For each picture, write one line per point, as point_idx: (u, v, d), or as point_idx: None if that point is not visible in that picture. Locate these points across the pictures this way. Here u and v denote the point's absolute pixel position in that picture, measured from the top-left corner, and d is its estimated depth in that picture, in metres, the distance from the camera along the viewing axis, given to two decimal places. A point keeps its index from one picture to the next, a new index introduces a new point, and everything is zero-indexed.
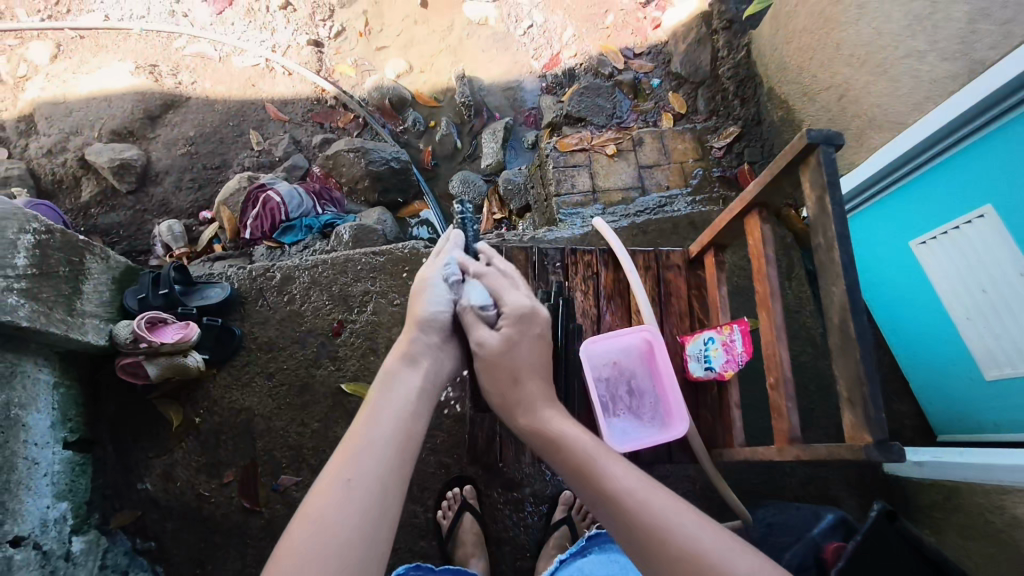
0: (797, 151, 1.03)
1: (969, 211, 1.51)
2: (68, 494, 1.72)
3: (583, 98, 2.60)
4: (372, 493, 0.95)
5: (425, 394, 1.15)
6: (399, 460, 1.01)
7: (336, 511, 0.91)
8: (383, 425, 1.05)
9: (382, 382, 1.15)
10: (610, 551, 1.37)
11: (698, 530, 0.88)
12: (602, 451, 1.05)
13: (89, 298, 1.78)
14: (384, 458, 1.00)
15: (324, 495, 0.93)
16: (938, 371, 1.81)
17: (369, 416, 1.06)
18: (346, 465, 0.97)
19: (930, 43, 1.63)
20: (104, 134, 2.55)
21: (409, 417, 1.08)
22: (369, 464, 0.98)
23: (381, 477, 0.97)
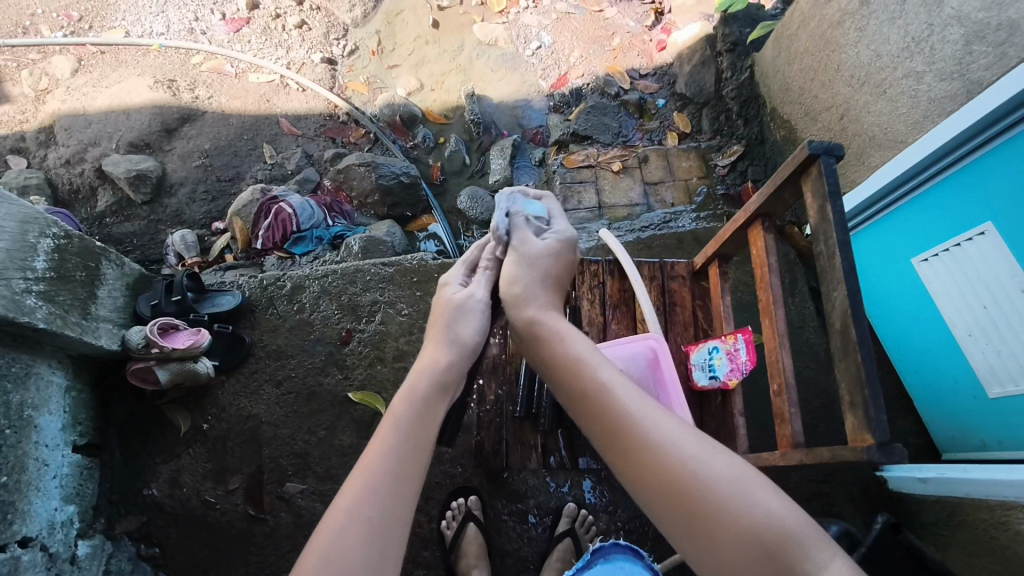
0: (799, 162, 1.06)
1: (969, 229, 1.54)
2: (75, 498, 1.70)
3: (590, 117, 2.68)
4: (385, 529, 0.94)
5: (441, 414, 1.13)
6: (409, 487, 1.00)
7: (347, 546, 0.90)
8: (397, 450, 1.03)
9: (401, 399, 1.12)
10: (615, 558, 1.34)
11: (722, 470, 0.88)
12: (621, 387, 1.04)
13: (103, 303, 1.81)
14: (396, 487, 0.99)
15: (336, 529, 0.92)
16: (942, 388, 1.82)
17: (381, 438, 1.04)
18: (360, 495, 0.96)
19: (927, 64, 1.67)
20: (123, 146, 2.61)
21: (422, 440, 1.07)
22: (382, 493, 0.97)
23: (393, 508, 0.97)
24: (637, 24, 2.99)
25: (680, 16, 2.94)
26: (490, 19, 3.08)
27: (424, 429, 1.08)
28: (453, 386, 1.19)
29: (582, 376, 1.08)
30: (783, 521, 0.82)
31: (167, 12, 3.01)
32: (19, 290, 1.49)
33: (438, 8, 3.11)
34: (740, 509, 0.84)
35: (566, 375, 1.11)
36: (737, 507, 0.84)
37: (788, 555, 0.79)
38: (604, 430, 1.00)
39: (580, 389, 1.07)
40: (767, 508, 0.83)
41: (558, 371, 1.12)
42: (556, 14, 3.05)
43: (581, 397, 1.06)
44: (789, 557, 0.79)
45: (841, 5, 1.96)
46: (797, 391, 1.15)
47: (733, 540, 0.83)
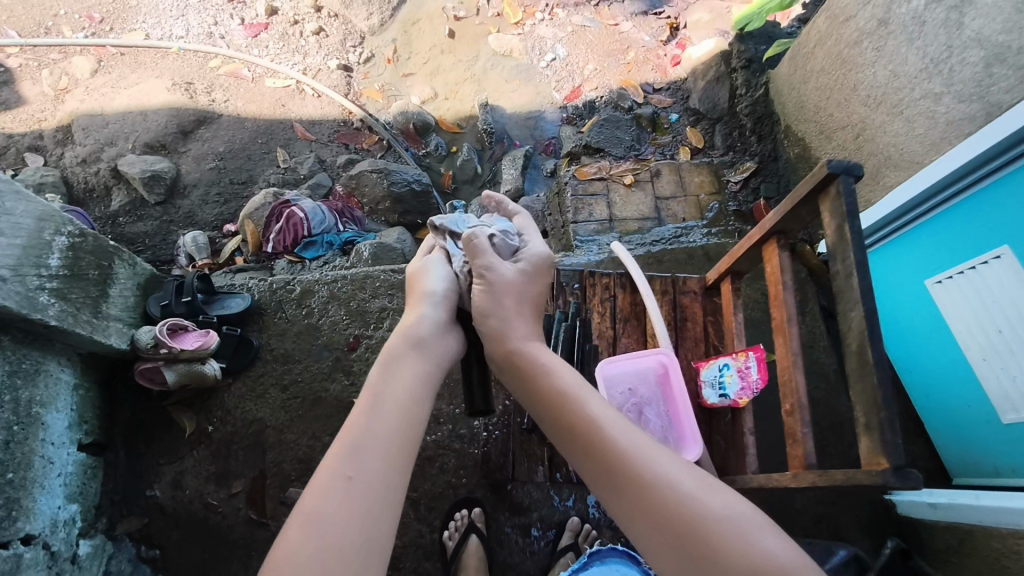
0: (818, 180, 1.06)
1: (986, 252, 1.52)
2: (78, 497, 1.69)
3: (603, 129, 2.67)
4: (374, 491, 0.91)
5: (430, 378, 1.12)
6: (397, 449, 0.98)
7: (336, 509, 0.88)
8: (384, 414, 1.00)
9: (385, 366, 1.09)
10: (612, 564, 1.40)
11: (718, 507, 0.85)
12: (613, 420, 1.00)
13: (114, 302, 1.81)
14: (384, 451, 0.96)
15: (321, 492, 0.90)
16: (953, 413, 1.79)
17: (366, 405, 1.01)
18: (345, 458, 0.93)
19: (946, 85, 1.66)
20: (138, 147, 2.64)
21: (407, 401, 1.04)
22: (371, 457, 0.95)
23: (382, 469, 0.94)
24: (652, 39, 3.01)
25: (696, 31, 2.97)
26: (506, 30, 3.10)
27: (415, 397, 1.06)
28: (434, 347, 1.17)
29: (573, 412, 1.04)
30: (784, 561, 0.78)
31: (187, 16, 3.04)
32: (33, 287, 1.49)
33: (454, 19, 3.14)
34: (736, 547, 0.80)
35: (551, 408, 1.08)
36: (739, 543, 0.81)
37: None
38: (596, 465, 0.97)
39: (571, 429, 1.03)
40: (764, 544, 0.81)
41: (549, 407, 1.08)
42: (571, 27, 3.07)
43: (569, 430, 1.03)
44: None
45: (859, 25, 1.96)
46: (809, 411, 1.14)
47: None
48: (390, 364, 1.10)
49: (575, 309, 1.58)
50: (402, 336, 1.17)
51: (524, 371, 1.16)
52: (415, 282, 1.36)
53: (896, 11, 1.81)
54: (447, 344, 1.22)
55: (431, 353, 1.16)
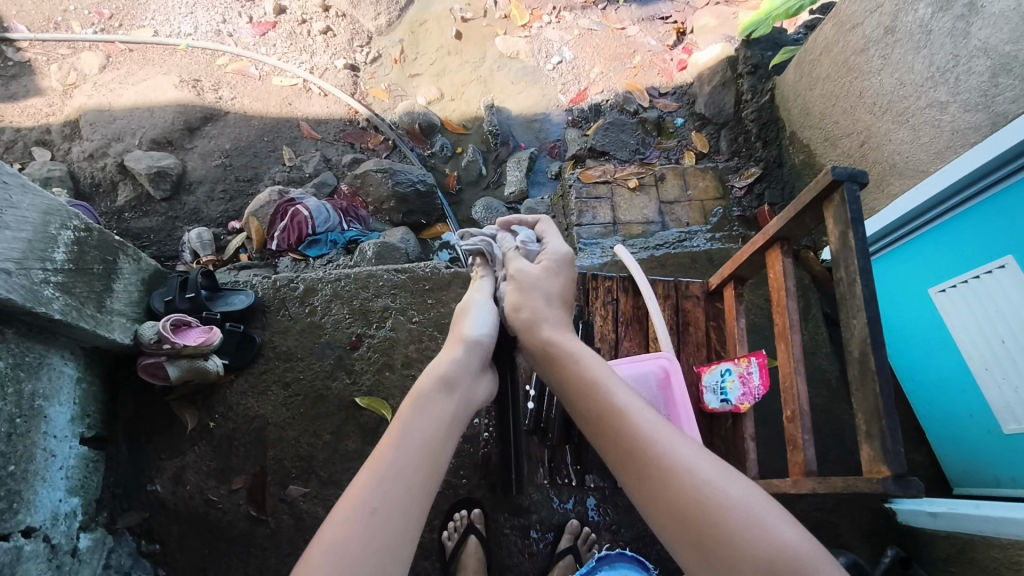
0: (823, 186, 1.06)
1: (990, 261, 1.52)
2: (79, 490, 1.70)
3: (608, 133, 2.67)
4: (396, 529, 0.91)
5: (458, 417, 1.11)
6: (422, 487, 0.98)
7: (357, 545, 0.88)
8: (410, 449, 1.00)
9: (413, 401, 1.08)
10: (618, 567, 1.37)
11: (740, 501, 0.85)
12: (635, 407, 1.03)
13: (118, 297, 1.82)
14: (410, 489, 0.96)
15: (344, 525, 0.90)
16: (954, 421, 1.79)
17: (393, 439, 1.01)
18: (369, 493, 0.94)
19: (952, 94, 1.66)
20: (145, 143, 2.65)
21: (436, 438, 1.04)
22: (397, 497, 0.94)
23: (407, 507, 0.94)
24: (658, 43, 3.02)
25: (702, 36, 2.98)
26: (512, 32, 3.10)
27: (443, 437, 1.05)
28: (464, 388, 1.16)
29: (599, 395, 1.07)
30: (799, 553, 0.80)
31: (195, 13, 3.06)
32: (37, 281, 1.50)
33: (461, 20, 3.14)
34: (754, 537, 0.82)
35: (580, 395, 1.10)
36: (758, 540, 0.82)
37: None
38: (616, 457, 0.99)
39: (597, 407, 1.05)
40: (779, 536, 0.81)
41: (579, 392, 1.11)
42: (578, 31, 3.08)
43: (593, 415, 1.05)
44: None
45: (866, 33, 1.96)
46: (810, 417, 1.14)
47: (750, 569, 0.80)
48: (421, 399, 1.09)
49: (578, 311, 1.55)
50: (434, 375, 1.15)
51: (550, 355, 1.20)
52: (458, 327, 1.31)
53: (902, 20, 1.81)
54: (473, 377, 1.19)
55: (462, 395, 1.14)
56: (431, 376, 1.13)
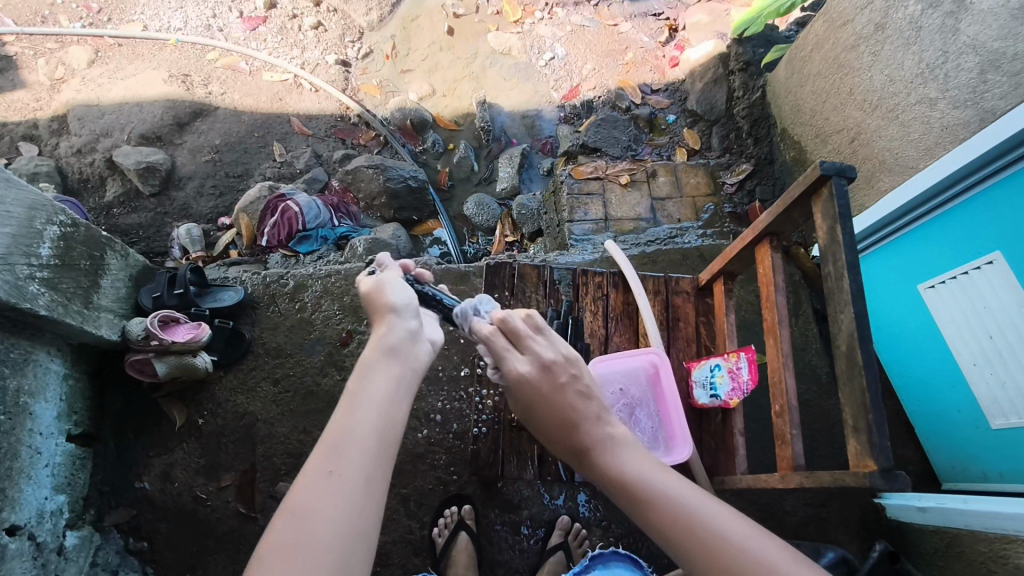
0: (811, 181, 1.06)
1: (978, 257, 1.52)
2: (66, 487, 1.69)
3: (600, 129, 2.66)
4: (356, 492, 0.89)
5: (408, 379, 1.07)
6: (380, 447, 0.95)
7: (319, 508, 0.85)
8: (365, 414, 0.97)
9: (357, 373, 1.04)
10: (613, 566, 1.37)
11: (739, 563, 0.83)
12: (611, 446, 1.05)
13: (105, 293, 1.80)
14: (367, 452, 0.93)
15: (304, 490, 0.87)
16: (943, 417, 1.80)
17: (348, 407, 0.98)
18: (327, 457, 0.91)
19: (941, 91, 1.67)
20: (134, 138, 2.63)
21: (387, 401, 1.01)
22: (356, 461, 0.91)
23: (367, 469, 0.91)
24: (650, 40, 3.01)
25: (695, 34, 2.98)
26: (505, 28, 3.09)
27: (396, 402, 1.02)
28: (410, 350, 1.11)
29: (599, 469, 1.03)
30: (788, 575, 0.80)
31: (185, 7, 3.03)
32: (22, 276, 1.48)
33: (453, 16, 3.13)
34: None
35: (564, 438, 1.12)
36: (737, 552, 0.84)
37: None
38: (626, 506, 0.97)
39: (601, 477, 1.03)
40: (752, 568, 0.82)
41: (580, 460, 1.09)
42: (571, 27, 3.07)
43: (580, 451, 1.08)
44: None
45: (856, 29, 1.96)
46: (799, 412, 1.14)
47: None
48: (365, 368, 1.05)
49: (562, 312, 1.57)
50: (377, 346, 1.10)
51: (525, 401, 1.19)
52: (371, 302, 1.21)
53: (893, 16, 1.81)
54: (419, 350, 1.14)
55: (407, 358, 1.10)
56: (375, 347, 1.09)
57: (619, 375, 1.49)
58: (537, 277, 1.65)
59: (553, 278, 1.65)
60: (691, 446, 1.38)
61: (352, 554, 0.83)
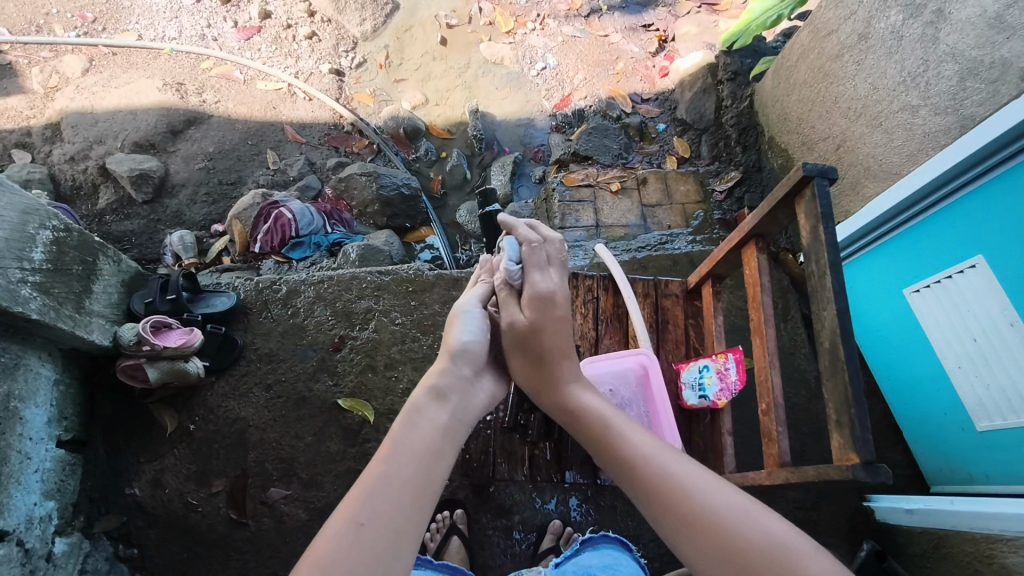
0: (794, 181, 1.08)
1: (961, 261, 1.56)
2: (55, 493, 1.68)
3: (591, 138, 2.70)
4: (384, 538, 0.87)
5: (450, 429, 1.06)
6: (417, 499, 0.93)
7: (341, 552, 0.84)
8: (403, 464, 0.96)
9: (406, 416, 1.05)
10: (603, 546, 1.40)
11: (775, 529, 0.84)
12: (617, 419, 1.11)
13: (97, 298, 1.81)
14: (397, 503, 0.91)
15: (331, 536, 0.86)
16: (931, 419, 1.82)
17: (386, 453, 0.98)
18: (358, 507, 0.89)
19: (923, 98, 1.70)
20: (127, 146, 2.64)
21: (428, 455, 0.99)
22: (389, 510, 0.90)
23: (398, 518, 0.89)
24: (640, 50, 3.06)
25: (684, 44, 3.02)
26: (497, 39, 3.13)
27: (438, 452, 1.01)
28: (458, 396, 1.12)
29: (631, 461, 1.01)
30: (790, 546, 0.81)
31: (180, 17, 3.06)
32: (15, 280, 1.49)
33: (446, 27, 3.17)
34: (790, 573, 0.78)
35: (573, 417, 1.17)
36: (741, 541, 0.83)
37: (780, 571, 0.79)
38: (645, 500, 0.96)
39: (630, 475, 1.00)
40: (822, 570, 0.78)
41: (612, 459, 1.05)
42: (562, 37, 3.11)
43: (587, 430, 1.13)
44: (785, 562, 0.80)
45: (840, 39, 2.00)
46: (785, 410, 1.16)
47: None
48: (413, 412, 1.06)
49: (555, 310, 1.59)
50: (427, 387, 1.12)
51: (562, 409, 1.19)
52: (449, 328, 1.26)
53: (875, 26, 1.85)
54: (474, 397, 1.16)
55: (456, 406, 1.11)
56: (425, 390, 1.11)
57: (608, 376, 1.49)
58: None
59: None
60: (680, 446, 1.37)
61: None
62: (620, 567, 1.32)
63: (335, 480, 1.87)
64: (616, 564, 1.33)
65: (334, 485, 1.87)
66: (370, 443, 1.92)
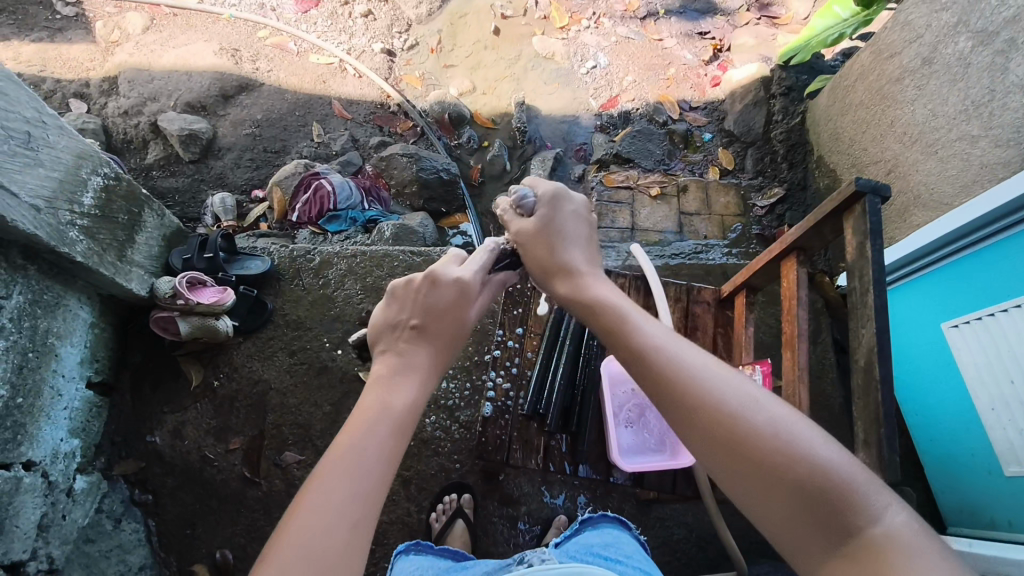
0: (845, 196, 1.05)
1: (1005, 300, 1.51)
2: (80, 432, 1.72)
3: (635, 141, 2.68)
4: (355, 503, 0.82)
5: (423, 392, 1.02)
6: (388, 467, 0.89)
7: (317, 531, 0.78)
8: (376, 431, 0.91)
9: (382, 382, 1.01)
10: (603, 527, 1.36)
11: (779, 412, 0.77)
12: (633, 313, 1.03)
13: (139, 249, 1.85)
14: (373, 470, 0.86)
15: (308, 507, 0.80)
16: (954, 455, 1.78)
17: (358, 420, 0.92)
18: (332, 473, 0.84)
19: (984, 129, 1.66)
20: (179, 105, 2.70)
21: (402, 422, 0.95)
22: (358, 472, 0.85)
23: (367, 484, 0.84)
24: (694, 57, 3.03)
25: (739, 55, 2.98)
26: (551, 33, 3.12)
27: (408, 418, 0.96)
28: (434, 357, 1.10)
29: (632, 345, 0.95)
30: (836, 473, 0.71)
31: None
32: (64, 222, 1.53)
33: (501, 17, 3.17)
34: (796, 454, 0.73)
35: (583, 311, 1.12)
36: (747, 422, 0.77)
37: (792, 452, 0.73)
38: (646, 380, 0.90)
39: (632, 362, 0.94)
40: (833, 460, 0.72)
41: (615, 344, 0.99)
42: (615, 38, 3.09)
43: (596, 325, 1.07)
44: (795, 450, 0.73)
45: (902, 62, 1.95)
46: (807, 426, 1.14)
47: (780, 490, 0.72)
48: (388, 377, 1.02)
49: None
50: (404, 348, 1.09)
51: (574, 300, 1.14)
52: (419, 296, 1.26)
53: (941, 51, 1.80)
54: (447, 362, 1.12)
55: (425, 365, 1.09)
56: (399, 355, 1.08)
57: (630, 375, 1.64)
58: None
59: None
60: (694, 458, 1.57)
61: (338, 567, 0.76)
62: (622, 545, 1.27)
63: None
64: (617, 543, 1.28)
65: None
66: None
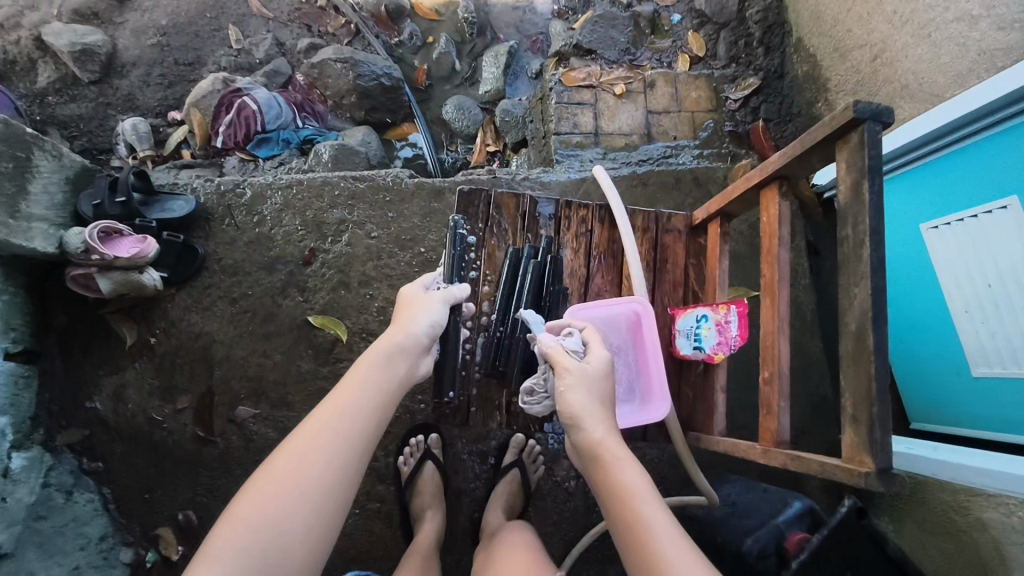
0: (839, 124, 0.89)
1: (992, 200, 1.40)
2: (8, 408, 1.58)
3: (596, 28, 2.33)
4: (330, 473, 0.91)
5: (401, 384, 1.06)
6: (364, 441, 0.96)
7: (295, 483, 0.88)
8: (357, 412, 0.97)
9: (365, 366, 1.03)
10: None
11: None
12: (653, 495, 0.92)
13: (36, 200, 1.63)
14: (352, 441, 0.94)
15: (287, 460, 0.90)
16: (921, 361, 1.73)
17: (340, 400, 0.98)
18: (316, 435, 0.93)
19: (986, 8, 1.45)
20: (65, 14, 2.29)
21: (380, 403, 1.00)
22: (339, 442, 0.93)
23: (343, 456, 0.93)
24: None
25: None
26: None
27: (387, 407, 1.01)
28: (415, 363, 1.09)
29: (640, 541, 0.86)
30: None
31: None
32: None
33: None
34: None
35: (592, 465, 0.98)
36: None
37: None
38: None
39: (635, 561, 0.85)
40: None
41: (621, 528, 0.89)
42: None
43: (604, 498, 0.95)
44: None
45: None
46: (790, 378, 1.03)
47: None
48: (370, 366, 1.03)
49: (546, 244, 1.35)
50: (386, 347, 1.07)
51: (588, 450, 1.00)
52: (406, 312, 1.15)
53: None
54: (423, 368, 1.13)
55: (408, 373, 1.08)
56: (386, 347, 1.06)
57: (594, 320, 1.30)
58: (514, 207, 1.40)
59: (535, 210, 1.40)
60: (669, 404, 1.24)
61: (300, 531, 0.86)
62: None
63: (305, 401, 1.83)
64: None
65: (304, 406, 1.83)
66: (343, 363, 1.85)
